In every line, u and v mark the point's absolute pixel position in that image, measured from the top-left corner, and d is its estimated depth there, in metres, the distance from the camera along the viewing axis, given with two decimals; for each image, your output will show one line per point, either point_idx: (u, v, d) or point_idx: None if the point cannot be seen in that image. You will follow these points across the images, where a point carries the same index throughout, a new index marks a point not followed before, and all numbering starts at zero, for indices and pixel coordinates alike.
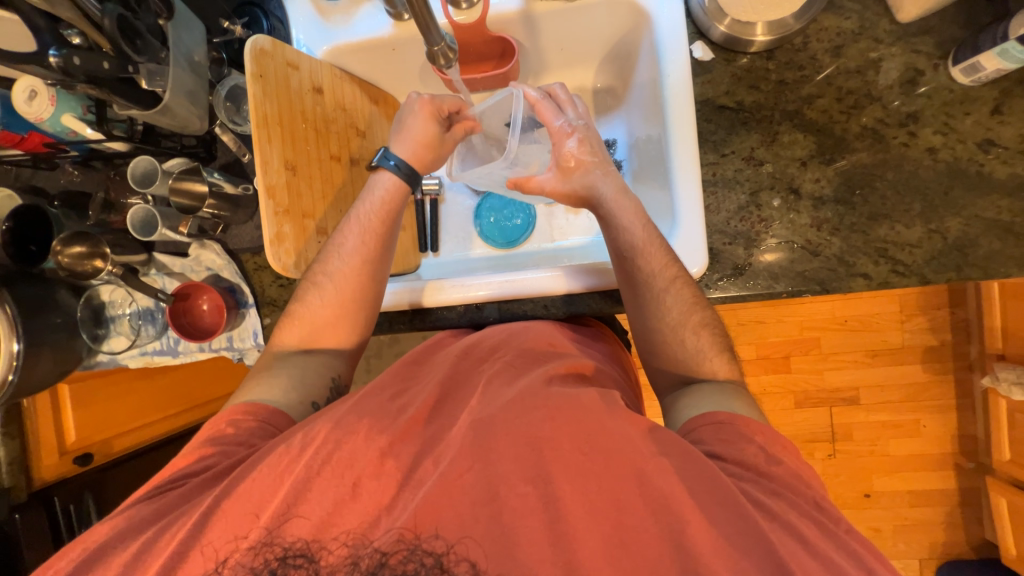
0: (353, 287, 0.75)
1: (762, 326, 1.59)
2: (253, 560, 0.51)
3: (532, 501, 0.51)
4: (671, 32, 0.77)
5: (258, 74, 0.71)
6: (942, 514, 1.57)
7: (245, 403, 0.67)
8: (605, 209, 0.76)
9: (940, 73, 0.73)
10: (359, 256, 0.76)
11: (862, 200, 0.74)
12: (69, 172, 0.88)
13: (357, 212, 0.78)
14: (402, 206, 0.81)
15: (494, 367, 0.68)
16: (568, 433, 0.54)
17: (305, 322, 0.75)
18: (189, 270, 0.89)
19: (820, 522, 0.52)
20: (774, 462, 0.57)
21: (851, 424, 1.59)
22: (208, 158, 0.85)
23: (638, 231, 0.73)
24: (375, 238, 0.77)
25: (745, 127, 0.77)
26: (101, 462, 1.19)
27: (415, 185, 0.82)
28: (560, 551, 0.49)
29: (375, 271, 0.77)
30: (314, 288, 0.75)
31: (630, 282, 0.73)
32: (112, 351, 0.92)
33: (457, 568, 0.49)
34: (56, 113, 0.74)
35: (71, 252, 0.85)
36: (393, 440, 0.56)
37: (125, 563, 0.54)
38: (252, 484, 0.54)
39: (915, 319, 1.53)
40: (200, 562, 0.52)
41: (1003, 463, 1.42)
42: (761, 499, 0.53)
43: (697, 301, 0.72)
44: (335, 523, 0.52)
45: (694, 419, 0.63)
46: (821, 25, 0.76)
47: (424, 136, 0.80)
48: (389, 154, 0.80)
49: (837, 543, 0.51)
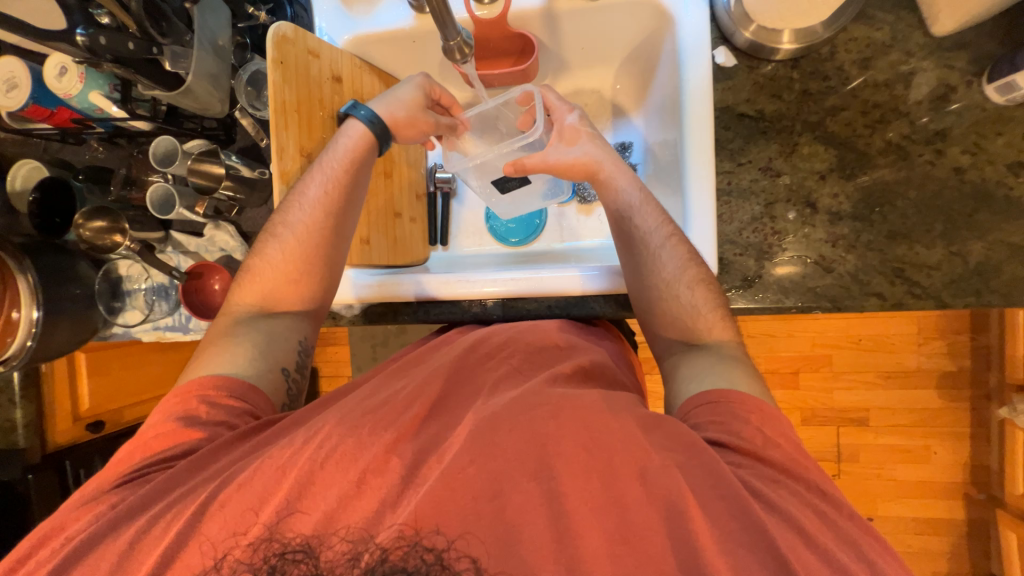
0: (309, 243, 0.74)
1: (772, 340, 1.55)
2: (252, 556, 0.48)
3: (534, 496, 0.48)
4: (694, 36, 0.76)
5: (279, 61, 0.71)
6: (948, 544, 1.54)
7: (211, 376, 0.65)
8: (603, 174, 0.77)
9: (974, 90, 0.70)
10: (316, 207, 0.73)
11: (880, 218, 0.72)
12: (94, 148, 0.91)
13: (323, 167, 0.74)
14: (370, 157, 0.76)
15: (499, 370, 0.66)
16: (571, 430, 0.52)
17: (271, 278, 0.74)
18: (203, 250, 0.92)
19: (842, 540, 0.47)
20: (790, 459, 0.52)
21: (857, 446, 1.55)
22: (227, 141, 0.88)
23: (631, 194, 0.75)
24: (339, 187, 0.73)
25: (764, 137, 0.76)
26: (112, 431, 1.23)
27: (386, 142, 0.78)
28: (561, 545, 0.46)
29: (337, 225, 0.74)
30: (275, 240, 0.74)
31: (627, 244, 0.74)
32: (126, 323, 0.93)
33: (457, 565, 0.45)
34: (84, 90, 0.76)
35: (91, 226, 0.88)
36: (399, 437, 0.54)
37: (99, 531, 0.53)
38: (260, 469, 0.53)
39: (932, 343, 1.48)
40: (197, 555, 0.50)
41: (1015, 496, 1.39)
42: (785, 502, 0.48)
43: (691, 260, 0.70)
44: (339, 518, 0.49)
45: (686, 405, 0.60)
46: (851, 35, 0.74)
47: (410, 104, 0.79)
48: (360, 107, 0.77)
49: (864, 558, 0.46)
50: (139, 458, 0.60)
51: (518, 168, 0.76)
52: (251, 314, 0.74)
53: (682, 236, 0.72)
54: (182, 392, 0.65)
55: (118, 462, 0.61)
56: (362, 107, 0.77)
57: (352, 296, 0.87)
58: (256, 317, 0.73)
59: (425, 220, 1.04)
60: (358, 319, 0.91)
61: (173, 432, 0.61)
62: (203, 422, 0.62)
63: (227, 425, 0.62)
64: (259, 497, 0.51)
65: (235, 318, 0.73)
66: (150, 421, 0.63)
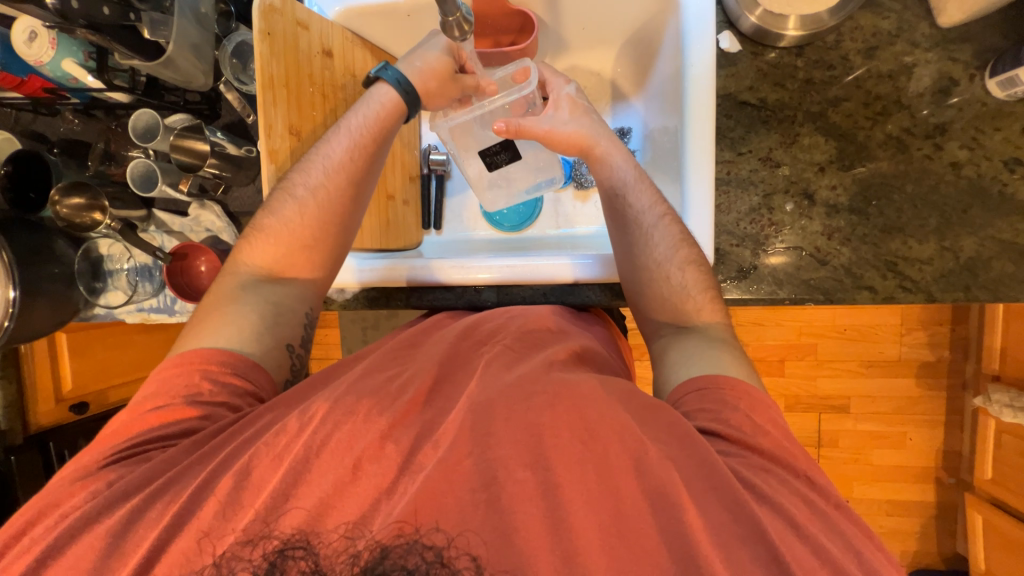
0: (330, 208, 0.72)
1: (760, 328, 1.57)
2: (243, 551, 0.47)
3: (529, 487, 0.48)
4: (699, 18, 0.73)
5: (266, 32, 0.68)
6: (918, 525, 1.61)
7: (215, 351, 0.63)
8: (599, 148, 0.75)
9: (975, 84, 0.70)
10: (338, 170, 0.71)
11: (877, 211, 0.72)
12: (69, 120, 0.86)
13: (349, 131, 0.72)
14: (397, 125, 0.75)
15: (493, 349, 0.65)
16: (567, 420, 0.51)
17: (284, 242, 0.72)
18: (188, 229, 0.89)
19: (829, 531, 0.48)
20: (780, 448, 0.53)
21: (838, 432, 1.59)
22: (212, 116, 0.84)
23: (625, 170, 0.74)
24: (364, 154, 0.72)
25: (765, 126, 0.75)
26: (97, 412, 1.21)
27: (415, 108, 0.76)
28: (558, 538, 0.46)
29: (356, 193, 0.73)
30: (291, 200, 0.71)
31: (620, 221, 0.73)
32: (109, 305, 0.91)
33: (457, 563, 0.45)
34: (56, 57, 0.71)
35: (69, 203, 0.84)
36: (394, 423, 0.53)
37: (81, 520, 0.52)
38: (255, 455, 0.52)
39: (915, 333, 1.52)
40: (186, 550, 0.48)
41: (985, 481, 1.45)
42: (777, 495, 0.48)
43: (684, 240, 0.70)
44: (334, 509, 0.48)
45: (676, 391, 0.60)
46: (857, 23, 0.72)
47: (436, 68, 0.75)
48: (391, 68, 0.75)
49: (848, 546, 0.47)
50: (139, 432, 0.59)
51: (515, 126, 0.72)
52: (257, 278, 0.71)
53: (676, 217, 0.72)
54: (183, 362, 0.62)
55: (116, 433, 0.59)
56: (391, 69, 0.75)
57: (349, 281, 0.85)
58: (262, 283, 0.71)
59: (418, 203, 1.02)
60: (350, 304, 0.90)
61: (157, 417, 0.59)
62: (195, 401, 0.60)
63: (220, 406, 0.61)
64: (251, 486, 0.51)
65: (241, 282, 0.70)
66: (149, 390, 0.61)
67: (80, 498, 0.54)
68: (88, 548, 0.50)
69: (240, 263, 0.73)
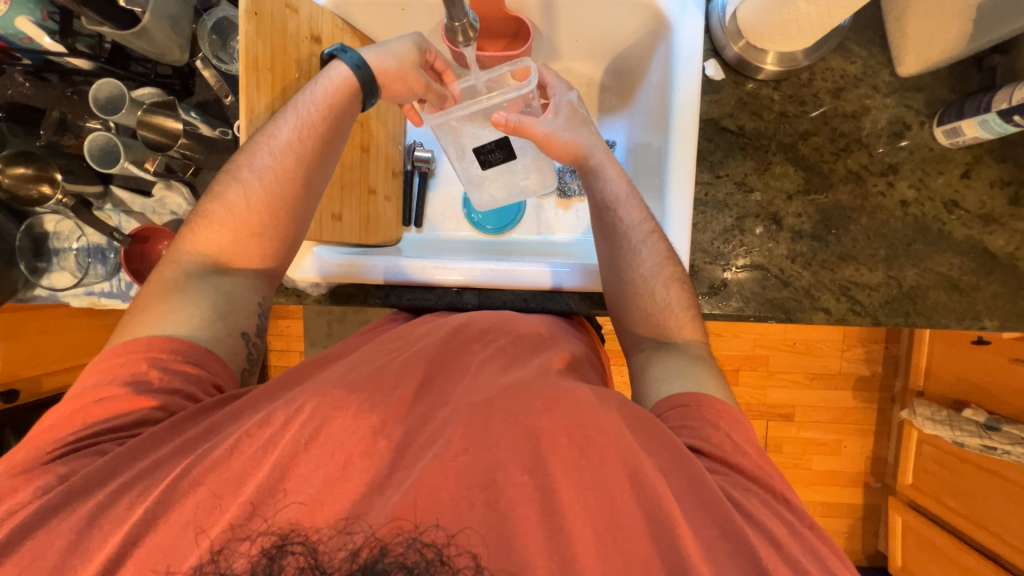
0: (277, 191, 0.68)
1: (719, 339, 1.65)
2: (221, 554, 0.45)
3: (527, 491, 0.49)
4: (687, 43, 0.77)
5: (253, 11, 0.64)
6: (847, 525, 1.75)
7: (158, 340, 0.60)
8: (592, 162, 0.77)
9: (924, 130, 0.77)
10: (280, 151, 0.68)
11: (835, 239, 0.79)
12: (18, 82, 0.77)
13: (293, 115, 0.68)
14: (353, 107, 0.72)
15: (486, 351, 0.66)
16: (564, 427, 0.53)
17: (230, 228, 0.68)
18: (149, 210, 0.84)
19: (797, 538, 0.51)
20: (758, 465, 0.56)
21: (782, 438, 1.71)
22: (184, 92, 0.79)
23: (613, 185, 0.76)
24: (313, 134, 0.69)
25: (742, 153, 0.79)
26: (28, 401, 1.12)
27: (372, 94, 0.74)
28: (555, 543, 0.47)
29: (307, 176, 0.70)
30: (237, 182, 0.69)
31: (608, 233, 0.76)
32: (52, 286, 0.83)
33: (457, 562, 0.45)
34: (8, 15, 0.66)
35: (12, 172, 0.76)
36: (385, 419, 0.53)
37: (36, 520, 0.48)
38: (237, 450, 0.50)
39: (855, 350, 1.65)
40: (159, 553, 0.46)
41: (906, 486, 1.61)
42: (751, 504, 0.52)
43: (668, 259, 0.73)
44: (322, 510, 0.47)
45: (661, 403, 0.63)
46: (828, 64, 0.78)
47: (406, 56, 0.74)
48: (350, 52, 0.72)
49: (809, 551, 0.51)
50: (80, 426, 0.55)
51: (516, 121, 0.71)
52: (203, 267, 0.67)
53: (664, 235, 0.75)
54: (125, 352, 0.59)
55: (54, 427, 0.54)
56: (351, 52, 0.72)
57: (314, 276, 0.81)
58: (209, 272, 0.67)
59: (400, 198, 1.00)
60: (325, 299, 0.86)
61: (115, 412, 0.56)
62: (146, 390, 0.57)
63: (176, 395, 0.58)
64: (235, 477, 0.49)
65: (186, 271, 0.66)
66: (89, 381, 0.58)
67: (35, 496, 0.50)
68: (47, 548, 0.47)
69: (184, 251, 0.68)
